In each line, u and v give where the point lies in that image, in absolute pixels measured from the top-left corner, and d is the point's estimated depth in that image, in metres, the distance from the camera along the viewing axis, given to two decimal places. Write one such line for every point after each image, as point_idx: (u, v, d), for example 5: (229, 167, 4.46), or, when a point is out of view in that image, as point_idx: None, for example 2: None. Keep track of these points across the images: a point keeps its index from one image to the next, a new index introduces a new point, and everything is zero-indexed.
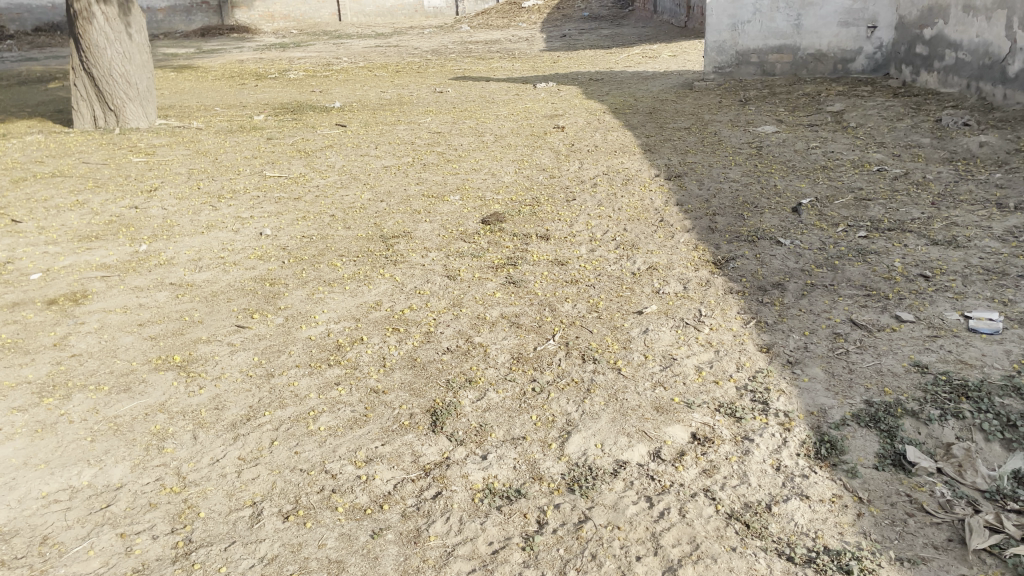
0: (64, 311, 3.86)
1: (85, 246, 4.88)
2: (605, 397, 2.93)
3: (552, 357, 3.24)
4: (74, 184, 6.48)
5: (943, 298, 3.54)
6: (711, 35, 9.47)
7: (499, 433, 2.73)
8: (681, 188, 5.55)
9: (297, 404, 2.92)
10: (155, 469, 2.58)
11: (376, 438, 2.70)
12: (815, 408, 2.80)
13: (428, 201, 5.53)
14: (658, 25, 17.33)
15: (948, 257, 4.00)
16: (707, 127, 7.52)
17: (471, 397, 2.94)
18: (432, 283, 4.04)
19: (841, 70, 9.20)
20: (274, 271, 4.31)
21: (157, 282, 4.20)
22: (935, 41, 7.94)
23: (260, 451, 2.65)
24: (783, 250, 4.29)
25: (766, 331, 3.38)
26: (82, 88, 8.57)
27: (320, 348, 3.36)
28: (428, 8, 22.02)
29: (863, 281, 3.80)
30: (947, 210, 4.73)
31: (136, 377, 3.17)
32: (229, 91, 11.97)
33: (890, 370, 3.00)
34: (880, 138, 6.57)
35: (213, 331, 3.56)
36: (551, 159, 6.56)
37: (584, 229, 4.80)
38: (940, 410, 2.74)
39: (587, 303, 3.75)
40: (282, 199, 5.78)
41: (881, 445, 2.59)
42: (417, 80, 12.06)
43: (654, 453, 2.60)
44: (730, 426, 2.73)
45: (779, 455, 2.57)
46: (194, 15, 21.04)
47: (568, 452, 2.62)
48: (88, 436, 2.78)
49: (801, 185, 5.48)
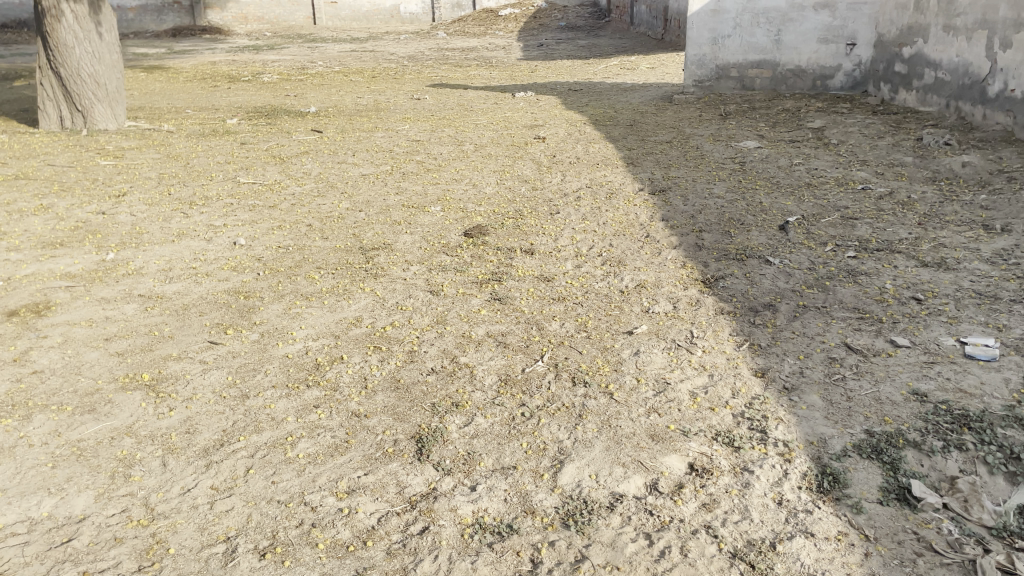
0: (25, 323, 3.66)
1: (48, 254, 4.67)
2: (598, 424, 2.81)
3: (541, 379, 3.12)
4: (39, 187, 6.26)
5: (938, 323, 3.48)
6: (692, 48, 9.45)
7: (489, 462, 2.60)
8: (666, 203, 5.47)
9: (274, 428, 2.77)
10: (121, 500, 2.41)
11: (358, 467, 2.55)
12: (815, 438, 2.71)
13: (408, 212, 5.39)
14: (635, 37, 17.26)
15: (939, 280, 3.95)
16: (688, 140, 7.47)
17: (458, 423, 2.81)
18: (414, 298, 3.90)
19: (820, 86, 9.21)
20: (248, 283, 4.14)
21: (126, 293, 4.01)
22: (914, 60, 7.98)
23: (234, 480, 2.49)
24: (772, 270, 4.22)
25: (760, 354, 3.30)
26: (49, 87, 8.32)
27: (298, 367, 3.20)
28: (405, 14, 21.71)
29: (855, 303, 3.74)
30: (934, 231, 4.69)
31: (102, 397, 2.99)
32: (201, 93, 11.72)
33: (889, 398, 2.92)
34: (863, 156, 6.56)
35: (184, 348, 3.39)
36: (533, 171, 6.45)
37: (570, 245, 4.69)
38: (943, 442, 2.65)
39: (575, 322, 3.63)
40: (257, 207, 5.61)
41: (884, 478, 2.49)
42: (393, 87, 11.88)
43: (652, 485, 2.49)
44: (729, 456, 2.63)
45: (780, 488, 2.47)
46: (166, 15, 20.89)
47: (562, 483, 2.50)
48: (50, 462, 2.60)
49: (787, 202, 5.42)
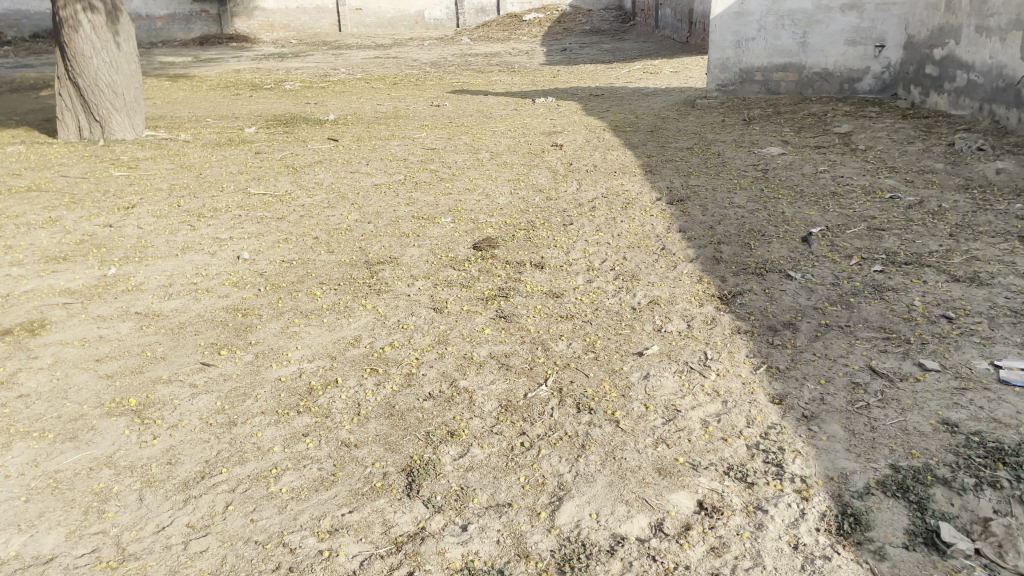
0: (17, 342, 3.57)
1: (51, 269, 4.59)
2: (601, 455, 2.64)
3: (544, 405, 2.95)
4: (50, 199, 6.21)
5: (969, 344, 3.26)
6: (715, 51, 9.22)
7: (483, 498, 2.43)
8: (684, 214, 5.27)
9: (259, 459, 2.63)
10: (92, 538, 2.28)
11: (343, 504, 2.40)
12: (835, 474, 2.51)
13: (417, 223, 5.26)
14: (660, 41, 17.02)
15: (971, 296, 3.72)
16: (710, 147, 7.26)
17: (453, 453, 2.65)
18: (417, 316, 3.75)
19: (847, 89, 8.95)
20: (248, 299, 4.03)
21: (122, 311, 3.91)
22: (945, 62, 7.69)
23: (212, 517, 2.35)
24: (793, 285, 4.01)
25: (778, 379, 3.10)
26: (67, 97, 8.30)
27: (289, 392, 3.06)
28: (429, 20, 21.63)
29: (881, 322, 3.52)
30: (967, 243, 4.46)
31: (85, 424, 2.88)
32: (223, 101, 11.71)
33: (916, 429, 2.71)
34: (892, 162, 6.30)
35: (175, 370, 3.27)
36: (549, 180, 6.29)
37: (582, 258, 4.52)
38: (975, 479, 2.44)
39: (583, 342, 3.46)
40: (265, 219, 5.50)
41: (910, 520, 2.29)
42: (414, 94, 11.77)
43: (656, 526, 2.31)
44: (741, 493, 2.44)
45: (796, 531, 2.28)
46: (194, 23, 21.01)
47: (559, 523, 2.33)
48: (23, 495, 2.48)
49: (810, 212, 5.20)
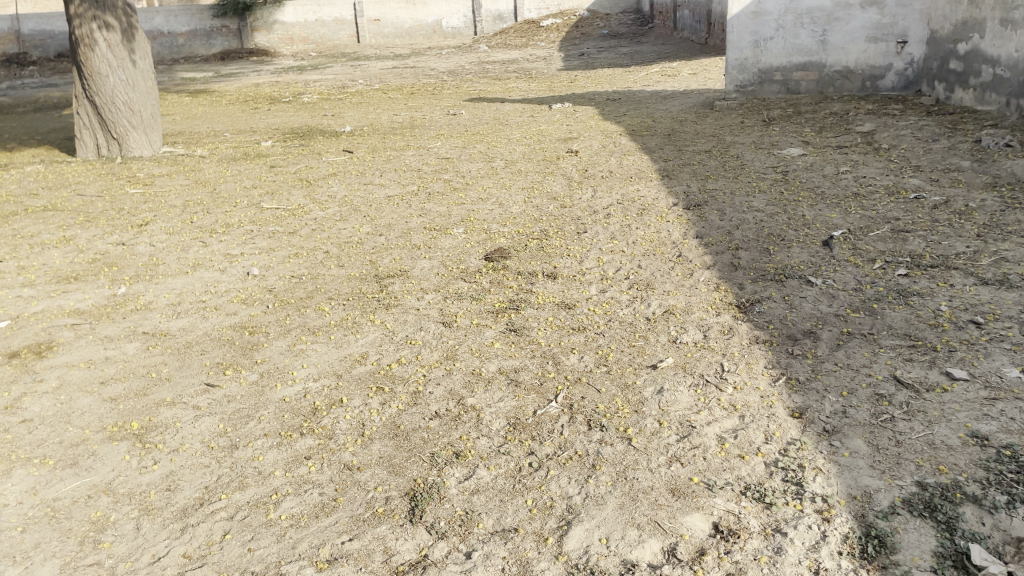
0: (24, 366, 3.54)
1: (61, 289, 4.58)
2: (612, 476, 2.54)
3: (554, 423, 2.85)
4: (65, 218, 6.22)
5: (1000, 351, 3.11)
6: (732, 52, 9.06)
7: (489, 523, 2.34)
8: (701, 219, 5.15)
9: (259, 484, 2.56)
10: (86, 570, 2.22)
11: (343, 531, 2.32)
12: (859, 492, 2.38)
13: (429, 235, 5.18)
14: (678, 43, 16.83)
15: (1000, 300, 3.57)
16: (728, 149, 7.12)
17: (458, 476, 2.56)
18: (425, 331, 3.67)
19: (870, 87, 8.76)
20: (256, 317, 3.98)
21: (130, 331, 3.88)
22: (970, 57, 7.51)
23: (209, 547, 2.28)
24: (814, 291, 3.88)
25: (798, 392, 2.97)
26: (85, 116, 8.36)
27: (293, 413, 2.99)
28: (447, 28, 21.58)
29: (906, 329, 3.38)
30: (995, 243, 4.29)
31: (86, 449, 2.82)
32: (241, 115, 11.74)
33: (944, 443, 2.58)
34: (916, 161, 6.13)
35: (179, 392, 3.21)
36: (563, 187, 6.19)
37: (595, 266, 4.43)
38: (1007, 496, 2.30)
39: (595, 356, 3.36)
40: (277, 233, 5.46)
41: (938, 541, 2.17)
42: (430, 104, 11.72)
43: (669, 551, 2.20)
44: (759, 514, 2.33)
45: (817, 554, 2.16)
46: (214, 39, 21.19)
47: (567, 550, 2.23)
48: (20, 525, 2.43)
49: (831, 215, 5.05)
